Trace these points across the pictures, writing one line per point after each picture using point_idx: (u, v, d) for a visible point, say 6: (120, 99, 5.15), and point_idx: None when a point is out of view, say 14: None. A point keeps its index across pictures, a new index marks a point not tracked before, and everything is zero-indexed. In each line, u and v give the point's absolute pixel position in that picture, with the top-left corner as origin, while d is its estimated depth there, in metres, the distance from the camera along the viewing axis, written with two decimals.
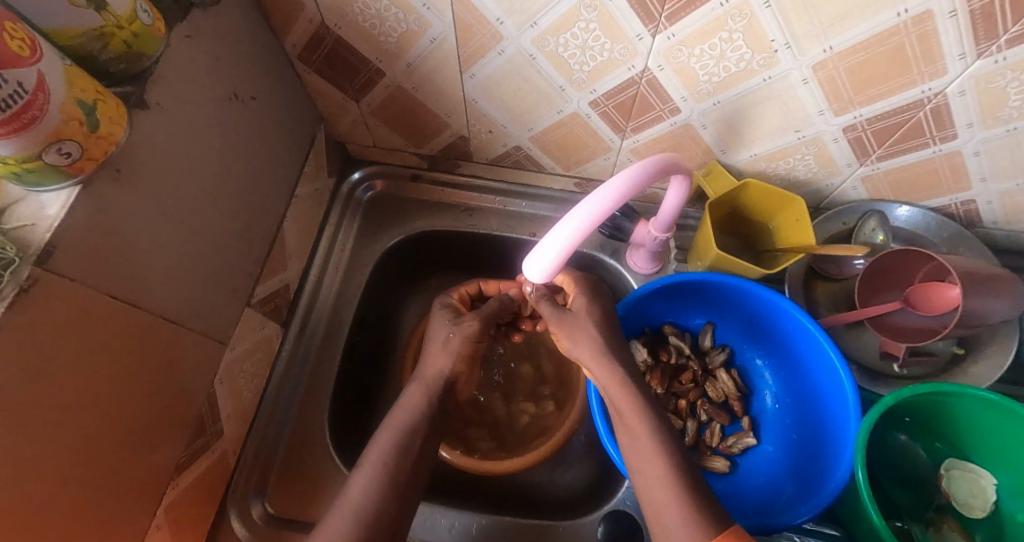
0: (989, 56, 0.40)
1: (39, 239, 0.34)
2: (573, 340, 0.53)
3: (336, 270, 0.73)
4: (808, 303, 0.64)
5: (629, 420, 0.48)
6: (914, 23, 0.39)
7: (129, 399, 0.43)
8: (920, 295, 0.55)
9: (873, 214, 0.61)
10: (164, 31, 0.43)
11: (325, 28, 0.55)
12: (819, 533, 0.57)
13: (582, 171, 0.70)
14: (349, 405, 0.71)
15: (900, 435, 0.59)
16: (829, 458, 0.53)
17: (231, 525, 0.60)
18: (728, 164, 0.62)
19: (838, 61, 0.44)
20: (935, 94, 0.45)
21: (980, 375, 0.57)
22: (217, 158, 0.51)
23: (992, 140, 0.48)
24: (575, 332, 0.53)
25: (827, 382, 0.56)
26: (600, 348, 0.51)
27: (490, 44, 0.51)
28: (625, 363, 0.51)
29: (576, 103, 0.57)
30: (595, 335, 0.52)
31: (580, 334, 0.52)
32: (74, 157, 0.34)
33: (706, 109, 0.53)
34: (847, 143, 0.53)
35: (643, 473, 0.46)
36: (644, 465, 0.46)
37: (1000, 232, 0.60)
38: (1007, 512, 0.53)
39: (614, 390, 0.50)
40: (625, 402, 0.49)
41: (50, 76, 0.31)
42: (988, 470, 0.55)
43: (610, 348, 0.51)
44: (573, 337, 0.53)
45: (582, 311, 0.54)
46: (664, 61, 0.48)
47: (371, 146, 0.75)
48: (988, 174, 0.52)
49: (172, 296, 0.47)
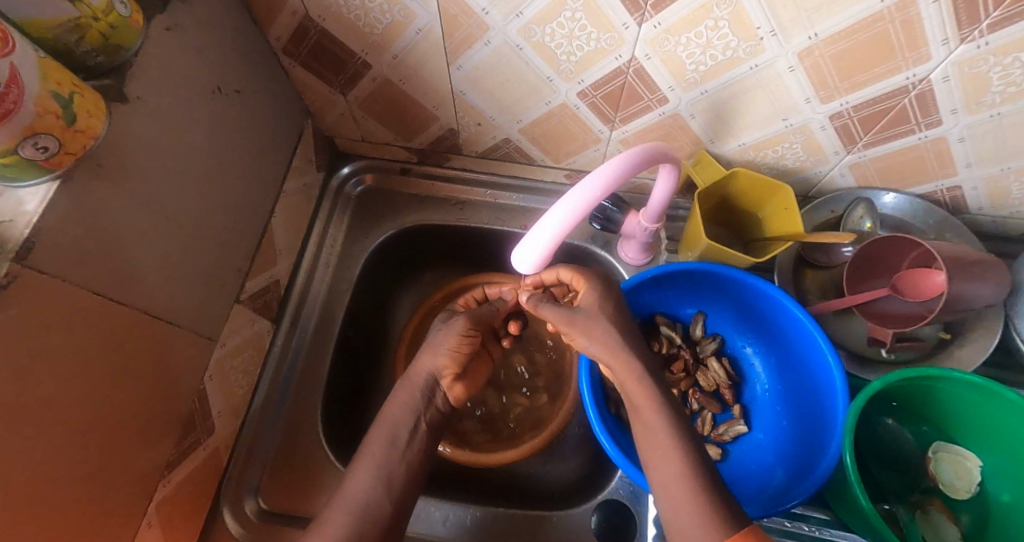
0: (972, 41, 0.40)
1: (17, 235, 0.34)
2: (589, 337, 0.52)
3: (327, 264, 0.73)
4: (797, 292, 0.65)
5: None
6: (898, 8, 0.39)
7: (115, 398, 0.43)
8: (907, 281, 0.56)
9: (861, 202, 0.61)
10: (142, 23, 0.42)
11: (309, 20, 0.54)
12: (810, 517, 0.58)
13: (572, 163, 0.69)
14: (342, 398, 0.71)
15: (887, 419, 0.59)
16: (820, 444, 0.54)
17: (225, 521, 0.60)
18: (717, 154, 0.62)
19: (824, 49, 0.44)
20: (920, 80, 0.45)
21: (967, 360, 0.57)
22: (202, 151, 0.51)
23: (976, 126, 0.49)
24: (590, 327, 0.52)
25: (816, 370, 0.57)
26: (612, 345, 0.51)
27: (476, 34, 0.50)
28: (617, 346, 0.51)
29: (564, 94, 0.56)
30: (609, 333, 0.52)
31: (592, 329, 0.52)
32: (51, 151, 0.34)
33: (694, 98, 0.53)
34: (835, 130, 0.53)
35: (652, 468, 0.47)
36: (654, 458, 0.47)
37: (986, 217, 0.61)
38: (991, 493, 0.54)
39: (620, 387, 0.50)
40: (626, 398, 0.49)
41: (23, 69, 0.31)
42: (974, 453, 0.55)
43: (614, 339, 0.51)
44: (587, 333, 0.52)
45: (593, 307, 0.53)
46: (650, 51, 0.48)
47: (359, 140, 0.74)
48: (974, 160, 0.53)
49: (158, 293, 0.46)
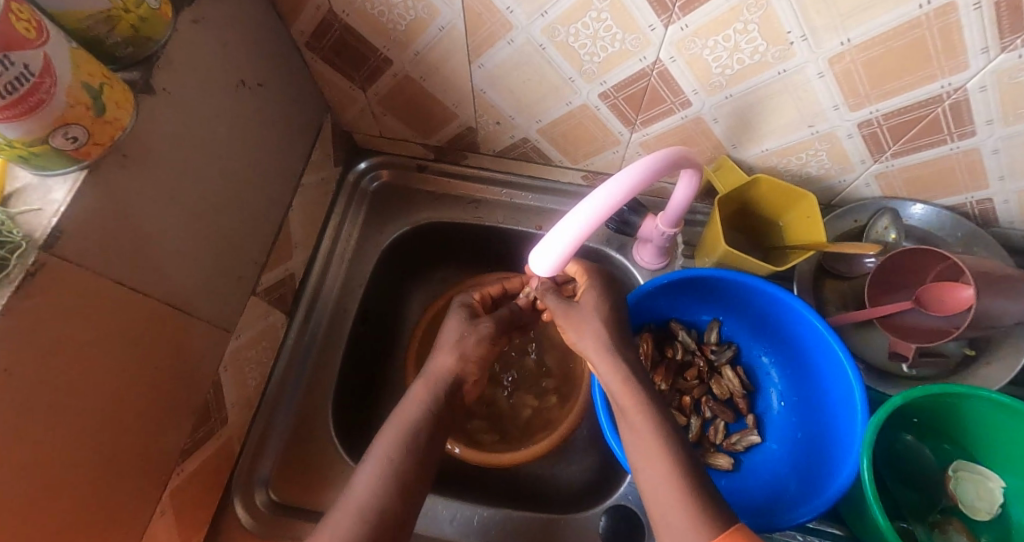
0: (1013, 50, 0.39)
1: (44, 225, 0.34)
2: (579, 332, 0.53)
3: (342, 259, 0.73)
4: (816, 301, 0.63)
5: (632, 416, 0.48)
6: (935, 16, 0.38)
7: (133, 387, 0.43)
8: (932, 295, 0.54)
9: (886, 212, 0.60)
10: (170, 16, 0.42)
11: (333, 15, 0.54)
12: (823, 532, 0.57)
13: (590, 164, 0.69)
14: (353, 394, 0.71)
15: (906, 435, 0.58)
16: (834, 459, 0.53)
17: (234, 511, 0.60)
18: (738, 159, 0.61)
19: (856, 55, 0.43)
20: (955, 89, 0.44)
21: (992, 378, 0.56)
22: (224, 145, 0.51)
23: (1011, 137, 0.47)
24: (581, 324, 0.53)
25: (834, 382, 0.56)
26: (603, 341, 0.52)
27: (500, 33, 0.50)
28: (618, 354, 0.51)
29: (585, 94, 0.56)
30: (600, 333, 0.52)
31: (584, 323, 0.53)
32: (80, 141, 0.34)
33: (718, 102, 0.52)
34: (862, 139, 0.52)
35: None
36: None
37: (1015, 231, 0.59)
38: (1014, 516, 0.53)
39: (613, 390, 0.50)
40: (625, 404, 0.49)
41: (56, 59, 0.31)
42: (996, 473, 0.54)
43: (605, 339, 0.52)
44: (578, 328, 0.53)
45: (590, 304, 0.54)
46: (675, 53, 0.47)
47: (377, 135, 0.74)
48: (1007, 172, 0.51)
49: (177, 284, 0.47)
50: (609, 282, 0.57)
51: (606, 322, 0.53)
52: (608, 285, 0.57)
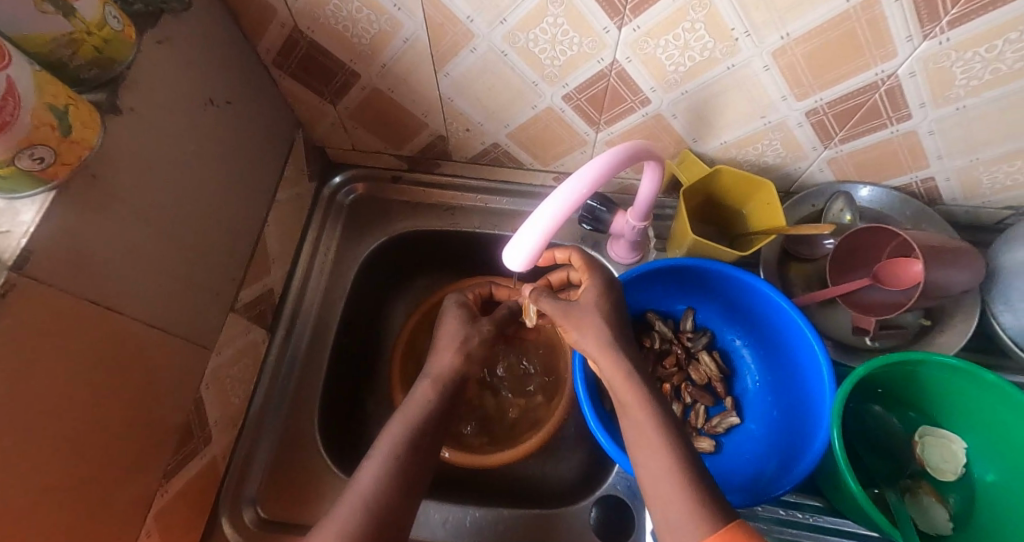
0: (934, 37, 0.42)
1: (13, 246, 0.34)
2: (580, 331, 0.53)
3: (321, 271, 0.73)
4: (783, 284, 0.66)
5: (633, 412, 0.50)
6: (862, 9, 0.41)
7: (112, 407, 0.43)
8: (889, 271, 0.57)
9: (840, 196, 0.63)
10: (134, 37, 0.43)
11: (298, 31, 0.55)
12: (803, 505, 0.59)
13: (560, 166, 0.71)
14: (339, 405, 0.71)
15: (875, 406, 0.61)
16: (808, 433, 0.55)
17: (222, 531, 0.60)
18: (699, 153, 0.64)
19: (796, 47, 0.45)
20: (888, 76, 0.47)
21: (947, 344, 0.59)
22: (195, 162, 0.51)
23: (944, 119, 0.51)
24: (582, 320, 0.53)
25: (804, 359, 0.58)
26: (604, 342, 0.52)
27: (462, 42, 0.52)
28: (620, 349, 0.52)
29: (550, 98, 0.58)
30: (601, 331, 0.52)
31: (587, 323, 0.53)
32: (47, 162, 0.35)
33: (675, 99, 0.55)
34: (811, 127, 0.55)
35: (641, 461, 0.48)
36: (643, 450, 0.48)
37: (959, 207, 0.63)
38: (977, 475, 0.55)
39: (617, 388, 0.51)
40: (625, 398, 0.50)
41: (19, 82, 0.31)
42: (958, 434, 0.57)
43: (606, 336, 0.52)
44: (579, 326, 0.53)
45: (590, 303, 0.54)
46: (631, 54, 0.49)
47: (349, 149, 0.75)
48: (945, 151, 0.55)
49: (153, 302, 0.47)
50: (611, 282, 0.57)
51: (608, 320, 0.54)
52: (608, 284, 0.57)
